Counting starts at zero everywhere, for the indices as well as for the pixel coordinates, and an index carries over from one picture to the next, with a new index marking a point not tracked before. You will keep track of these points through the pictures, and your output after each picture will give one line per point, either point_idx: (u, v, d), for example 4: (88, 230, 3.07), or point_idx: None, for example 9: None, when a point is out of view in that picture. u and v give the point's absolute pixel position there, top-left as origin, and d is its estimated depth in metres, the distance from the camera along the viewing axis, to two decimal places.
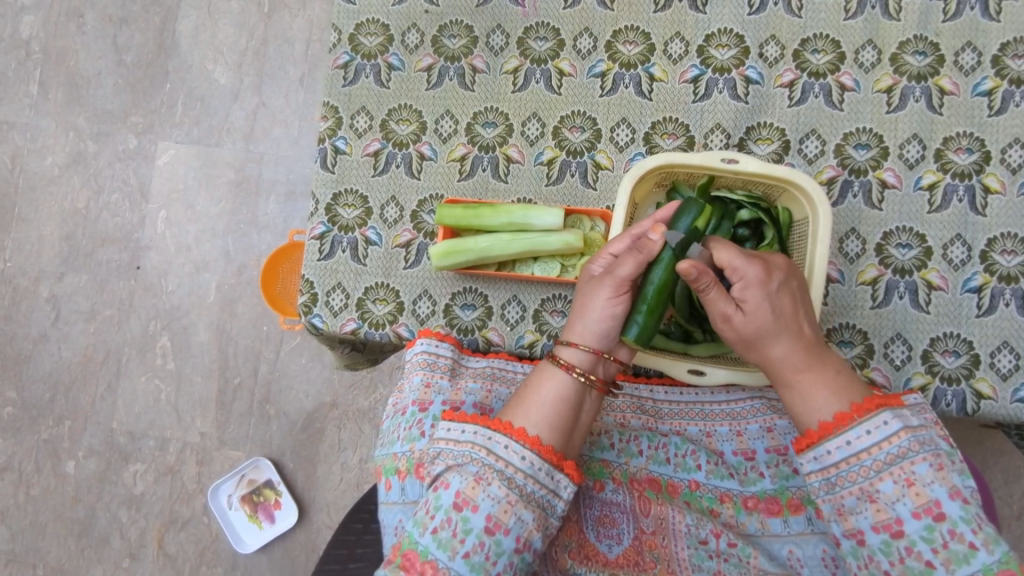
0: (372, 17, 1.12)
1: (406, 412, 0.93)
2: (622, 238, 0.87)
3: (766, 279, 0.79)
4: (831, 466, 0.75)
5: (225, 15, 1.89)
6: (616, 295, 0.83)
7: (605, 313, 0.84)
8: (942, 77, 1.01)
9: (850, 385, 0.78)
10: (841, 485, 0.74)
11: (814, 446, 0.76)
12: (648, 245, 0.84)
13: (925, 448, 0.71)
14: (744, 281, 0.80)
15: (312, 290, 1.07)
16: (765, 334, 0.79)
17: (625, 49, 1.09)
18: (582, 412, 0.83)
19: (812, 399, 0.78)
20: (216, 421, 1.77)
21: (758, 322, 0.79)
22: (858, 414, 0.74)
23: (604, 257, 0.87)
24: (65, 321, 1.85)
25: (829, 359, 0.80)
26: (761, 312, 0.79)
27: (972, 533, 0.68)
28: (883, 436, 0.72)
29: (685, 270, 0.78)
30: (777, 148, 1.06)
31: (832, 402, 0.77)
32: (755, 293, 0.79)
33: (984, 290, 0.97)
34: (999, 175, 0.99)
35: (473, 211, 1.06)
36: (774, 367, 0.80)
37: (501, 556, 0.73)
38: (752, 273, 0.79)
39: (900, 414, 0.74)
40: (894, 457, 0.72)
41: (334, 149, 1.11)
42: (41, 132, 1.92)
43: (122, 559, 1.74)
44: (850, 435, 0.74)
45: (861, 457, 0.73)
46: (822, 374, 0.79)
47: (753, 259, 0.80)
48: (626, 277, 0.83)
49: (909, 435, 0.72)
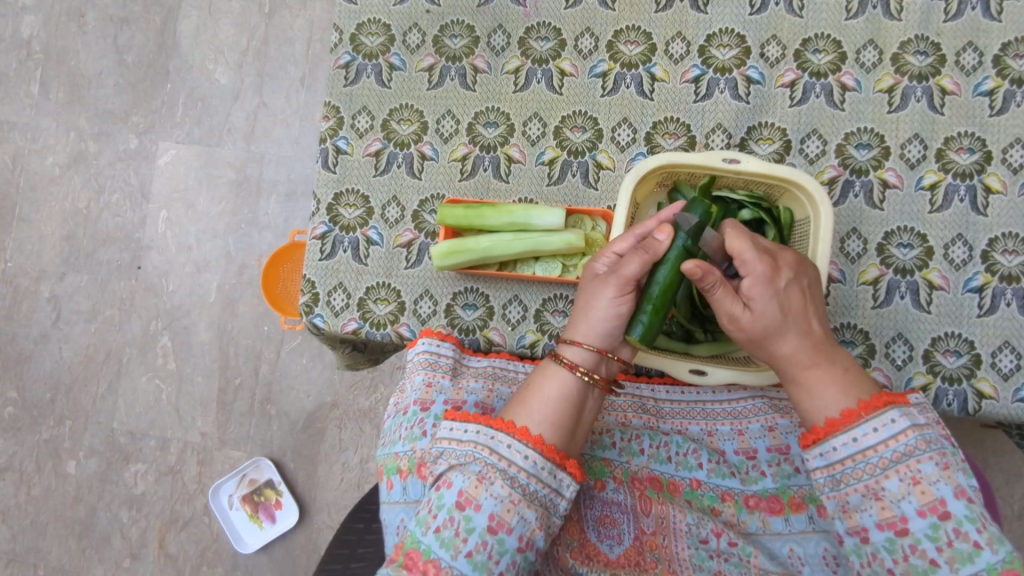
0: (373, 17, 1.13)
1: (407, 411, 0.93)
2: (627, 237, 0.87)
3: (773, 277, 0.79)
4: (837, 463, 0.75)
5: (225, 15, 1.89)
6: (621, 294, 0.83)
7: (610, 311, 0.83)
8: (943, 77, 1.01)
9: (858, 382, 0.78)
10: (846, 482, 0.74)
11: (820, 443, 0.76)
12: (653, 245, 0.83)
13: (931, 447, 0.71)
14: (751, 279, 0.79)
15: (313, 290, 1.07)
16: (772, 332, 0.79)
17: (625, 49, 1.09)
18: (584, 411, 0.83)
19: (820, 396, 0.78)
20: (216, 421, 1.77)
21: (766, 320, 0.79)
22: (865, 412, 0.74)
23: (609, 256, 0.87)
24: (65, 321, 1.85)
25: (837, 355, 0.80)
26: (768, 310, 0.79)
27: (977, 532, 0.68)
28: (889, 433, 0.72)
29: (692, 269, 0.78)
30: (778, 148, 1.06)
31: (839, 400, 0.77)
32: (762, 291, 0.79)
33: (985, 290, 0.97)
34: (1000, 175, 0.99)
35: (475, 211, 1.06)
36: (783, 364, 0.80)
37: (504, 555, 0.73)
38: (759, 271, 0.79)
39: (908, 413, 0.74)
40: (900, 455, 0.72)
41: (335, 149, 1.11)
42: (42, 131, 1.92)
43: (123, 559, 1.74)
44: (857, 432, 0.74)
45: (866, 455, 0.73)
46: (830, 371, 0.79)
47: (760, 258, 0.80)
48: (631, 276, 0.82)
49: (916, 433, 0.72)
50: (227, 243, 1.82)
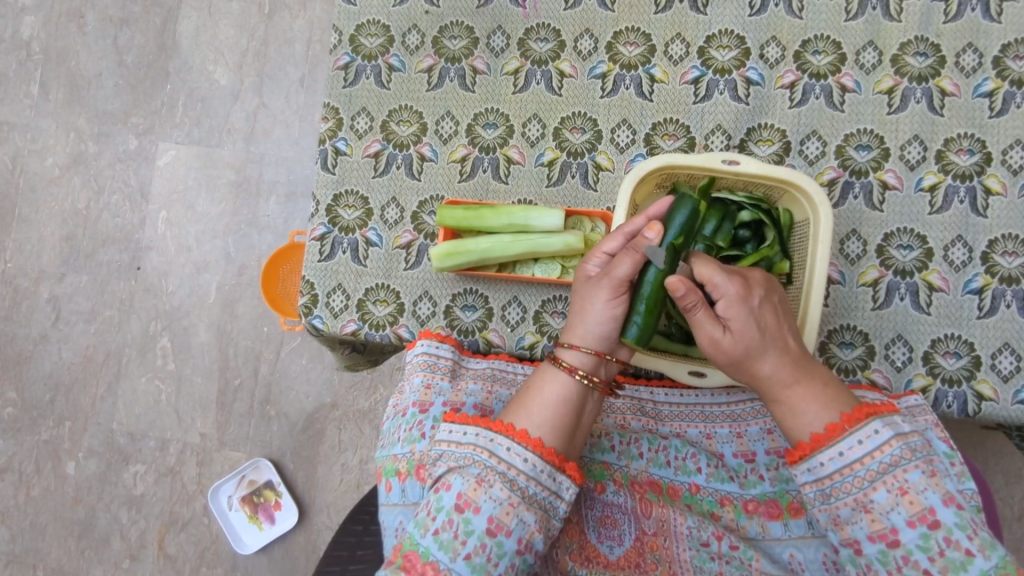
0: (372, 17, 1.13)
1: (406, 413, 0.92)
2: (617, 237, 0.87)
3: (747, 295, 0.79)
4: (825, 477, 0.74)
5: (225, 15, 1.89)
6: (615, 296, 0.83)
7: (604, 314, 0.83)
8: (943, 77, 1.01)
9: (838, 396, 0.78)
10: (836, 496, 0.74)
11: (806, 458, 0.75)
12: (642, 243, 0.83)
13: (917, 456, 0.72)
14: (726, 299, 0.78)
15: (312, 291, 1.07)
16: (753, 351, 0.78)
17: (625, 50, 1.09)
18: (583, 414, 0.83)
19: (802, 414, 0.77)
20: (216, 421, 1.77)
21: (745, 340, 0.77)
22: (849, 424, 0.74)
23: (600, 256, 0.87)
24: (65, 322, 1.85)
25: (815, 370, 0.79)
26: (747, 329, 0.77)
27: (968, 539, 0.68)
28: (874, 445, 0.73)
29: (673, 286, 0.76)
30: (778, 149, 1.06)
31: (822, 415, 0.76)
32: (738, 310, 0.78)
33: (985, 292, 0.97)
34: (1000, 176, 0.99)
35: (474, 212, 1.06)
36: (762, 383, 0.79)
37: (503, 558, 0.73)
38: (733, 289, 0.78)
39: (891, 422, 0.74)
40: (886, 466, 0.72)
41: (334, 150, 1.11)
42: (42, 132, 1.92)
43: (122, 560, 1.74)
44: (842, 447, 0.73)
45: (853, 469, 0.73)
46: (810, 388, 0.78)
47: (734, 276, 0.79)
48: (623, 276, 0.82)
49: (899, 443, 0.72)
50: (227, 244, 1.82)
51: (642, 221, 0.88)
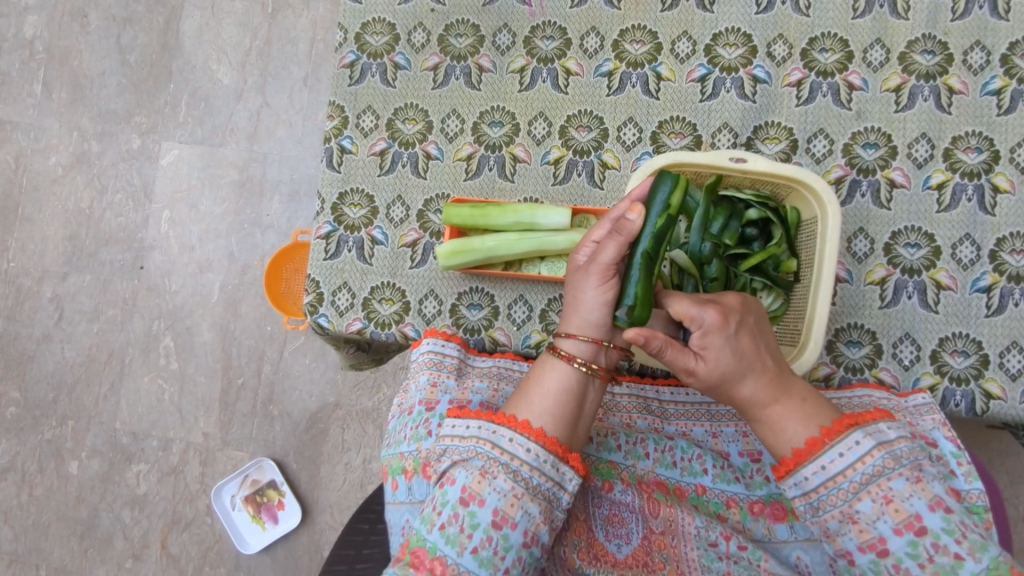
0: (378, 16, 1.12)
1: (412, 411, 0.92)
2: (603, 224, 0.87)
3: (724, 323, 0.77)
4: (811, 491, 0.74)
5: (229, 15, 1.89)
6: (604, 281, 0.82)
7: (597, 300, 0.82)
8: (952, 76, 1.01)
9: (819, 409, 0.77)
10: (824, 508, 0.74)
11: (792, 473, 0.75)
12: (625, 225, 0.83)
13: (901, 464, 0.71)
14: (702, 329, 0.77)
15: (317, 290, 1.07)
16: (730, 376, 0.77)
17: (631, 49, 1.09)
18: (585, 404, 0.82)
19: (783, 431, 0.76)
20: (219, 421, 1.77)
21: (720, 367, 0.76)
22: (829, 438, 0.74)
23: (587, 245, 0.87)
24: (68, 321, 1.85)
25: (795, 387, 0.78)
26: (723, 357, 0.76)
27: (957, 543, 0.68)
28: (856, 456, 0.72)
29: (632, 338, 0.76)
30: (785, 147, 1.05)
31: (803, 430, 0.76)
32: (714, 338, 0.76)
33: (993, 290, 0.97)
34: (1008, 174, 0.98)
35: (480, 210, 1.05)
36: (742, 406, 0.78)
37: (510, 551, 0.72)
38: (709, 319, 0.77)
39: (874, 430, 0.74)
40: (869, 477, 0.71)
41: (340, 149, 1.10)
42: (44, 131, 1.91)
43: (126, 559, 1.75)
44: (824, 460, 0.73)
45: (837, 481, 0.72)
46: (790, 405, 0.77)
47: (708, 305, 0.78)
48: (609, 261, 0.81)
49: (881, 452, 0.72)
50: (231, 244, 1.81)
51: (625, 206, 0.88)
